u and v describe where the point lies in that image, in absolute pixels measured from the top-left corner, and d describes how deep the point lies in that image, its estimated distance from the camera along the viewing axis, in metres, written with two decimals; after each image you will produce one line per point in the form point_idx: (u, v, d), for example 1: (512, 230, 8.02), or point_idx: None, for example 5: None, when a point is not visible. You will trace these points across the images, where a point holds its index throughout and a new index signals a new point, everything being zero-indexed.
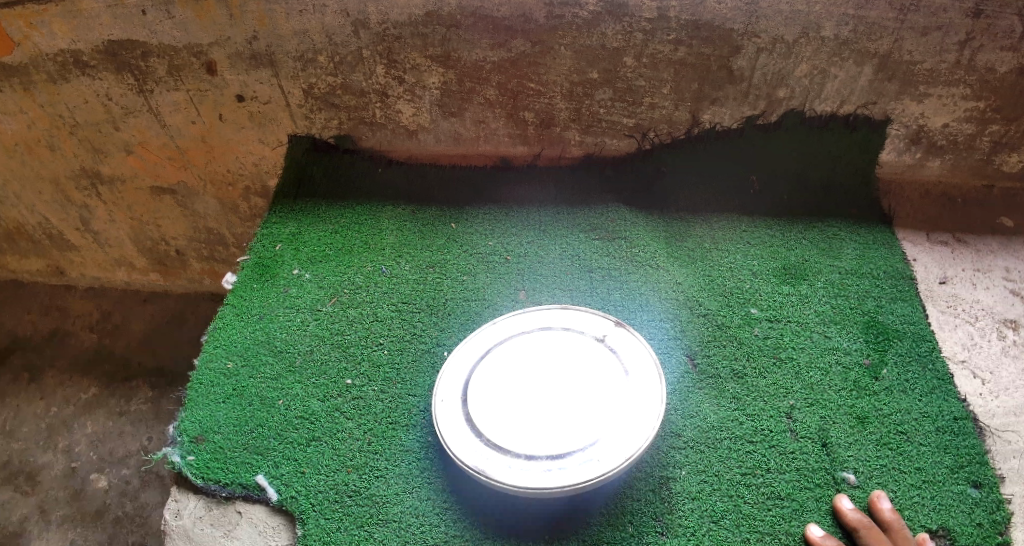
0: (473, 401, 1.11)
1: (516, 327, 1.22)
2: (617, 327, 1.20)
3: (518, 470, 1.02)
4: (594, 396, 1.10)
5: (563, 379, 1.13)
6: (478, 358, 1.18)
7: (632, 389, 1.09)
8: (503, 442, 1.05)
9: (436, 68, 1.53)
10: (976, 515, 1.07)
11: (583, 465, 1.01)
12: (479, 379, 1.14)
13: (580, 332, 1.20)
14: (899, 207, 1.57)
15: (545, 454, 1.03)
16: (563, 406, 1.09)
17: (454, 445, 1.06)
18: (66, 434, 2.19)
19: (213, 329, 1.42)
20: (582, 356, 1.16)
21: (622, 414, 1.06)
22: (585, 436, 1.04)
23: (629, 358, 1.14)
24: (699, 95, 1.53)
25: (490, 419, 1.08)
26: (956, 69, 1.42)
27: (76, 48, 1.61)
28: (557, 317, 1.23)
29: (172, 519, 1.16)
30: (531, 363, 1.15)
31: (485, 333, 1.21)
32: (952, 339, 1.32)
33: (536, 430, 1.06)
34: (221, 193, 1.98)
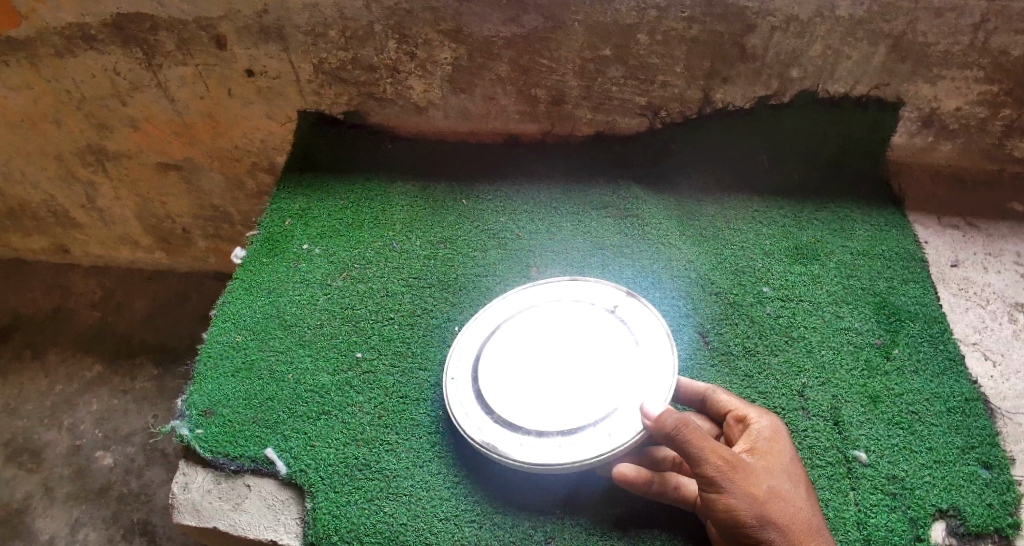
0: (483, 376, 1.11)
1: (525, 299, 1.22)
2: (628, 298, 1.19)
3: (529, 447, 1.02)
4: (604, 367, 1.09)
5: (574, 350, 1.12)
6: (487, 332, 1.19)
7: (645, 363, 1.09)
8: (512, 418, 1.05)
9: (447, 43, 1.52)
10: (986, 496, 1.08)
11: (595, 439, 1.01)
12: (489, 352, 1.14)
13: (592, 302, 1.20)
14: (911, 189, 1.56)
15: (556, 430, 1.03)
16: (572, 376, 1.09)
17: (464, 422, 1.07)
18: (71, 411, 2.18)
19: (222, 303, 1.42)
20: (593, 327, 1.15)
21: (632, 388, 1.05)
22: (595, 410, 1.04)
23: (641, 328, 1.13)
24: (711, 74, 1.52)
25: (500, 395, 1.08)
26: (970, 51, 1.41)
27: (83, 21, 1.60)
28: (566, 290, 1.23)
29: (181, 492, 1.16)
30: (541, 336, 1.15)
31: (496, 308, 1.22)
32: (963, 322, 1.32)
33: (547, 406, 1.06)
34: (228, 169, 1.96)
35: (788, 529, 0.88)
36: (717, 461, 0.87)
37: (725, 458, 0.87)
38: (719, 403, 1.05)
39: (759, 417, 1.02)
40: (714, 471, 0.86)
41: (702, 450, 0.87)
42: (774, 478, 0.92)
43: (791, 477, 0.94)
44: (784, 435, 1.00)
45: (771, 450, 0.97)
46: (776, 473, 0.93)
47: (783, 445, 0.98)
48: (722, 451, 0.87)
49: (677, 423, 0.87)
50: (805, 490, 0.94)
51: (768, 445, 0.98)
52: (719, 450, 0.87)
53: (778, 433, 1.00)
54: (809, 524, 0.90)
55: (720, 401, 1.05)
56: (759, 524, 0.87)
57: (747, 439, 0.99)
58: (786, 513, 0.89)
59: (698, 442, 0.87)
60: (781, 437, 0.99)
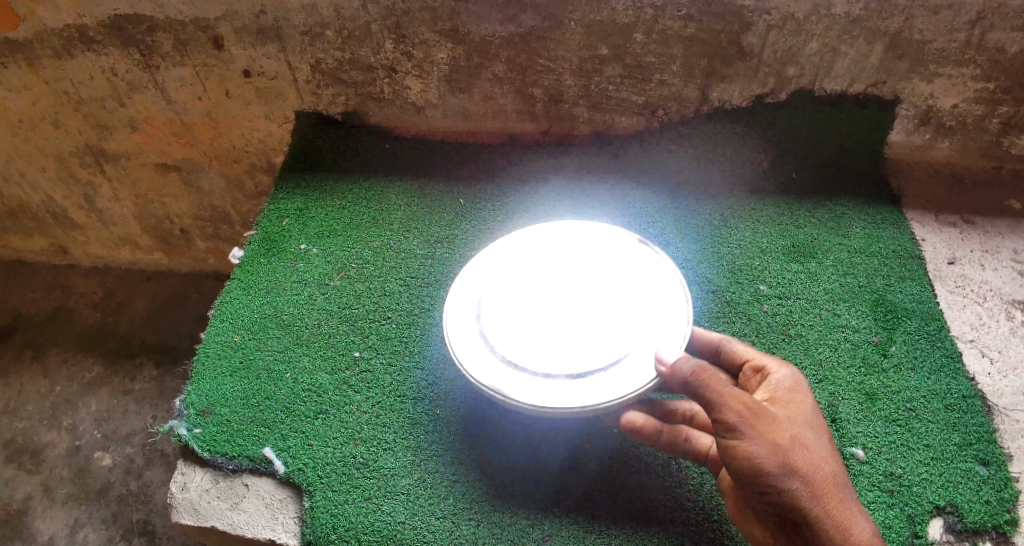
0: (487, 318, 1.09)
1: (527, 249, 1.21)
2: (637, 247, 1.19)
3: (536, 389, 1.00)
4: (611, 316, 1.08)
5: (581, 296, 1.12)
6: (489, 274, 1.16)
7: (655, 310, 1.08)
8: (519, 359, 1.03)
9: (445, 43, 1.52)
10: (985, 493, 1.08)
11: (605, 384, 1.00)
12: (492, 297, 1.13)
13: (598, 256, 1.19)
14: (908, 187, 1.55)
15: (564, 373, 1.01)
16: (579, 323, 1.08)
17: (468, 360, 1.04)
18: (71, 412, 2.17)
19: (220, 303, 1.42)
20: (602, 275, 1.15)
21: (645, 336, 1.05)
22: (605, 355, 1.02)
23: (650, 281, 1.13)
24: (708, 73, 1.52)
25: (506, 336, 1.06)
26: (967, 48, 1.41)
27: (82, 22, 1.60)
28: (570, 244, 1.22)
29: (178, 492, 1.17)
30: (547, 286, 1.14)
31: (501, 253, 1.20)
32: (960, 319, 1.32)
33: (554, 349, 1.04)
34: (227, 169, 1.97)
35: (811, 478, 0.83)
36: (737, 407, 0.83)
37: (745, 403, 0.84)
38: (735, 355, 1.04)
39: (779, 368, 0.98)
40: (733, 416, 0.83)
41: (720, 394, 0.84)
42: (797, 427, 0.87)
43: (815, 429, 0.90)
44: (806, 386, 0.96)
45: (792, 400, 0.94)
46: (799, 423, 0.89)
47: (804, 398, 0.94)
48: (741, 397, 0.84)
49: (693, 369, 0.85)
50: (830, 443, 0.89)
51: (789, 396, 0.94)
52: (739, 396, 0.84)
53: (799, 384, 0.96)
54: (832, 476, 0.85)
55: (736, 353, 1.04)
56: (781, 472, 0.82)
57: (767, 390, 0.96)
58: (809, 463, 0.84)
59: (716, 387, 0.84)
60: (802, 388, 0.95)
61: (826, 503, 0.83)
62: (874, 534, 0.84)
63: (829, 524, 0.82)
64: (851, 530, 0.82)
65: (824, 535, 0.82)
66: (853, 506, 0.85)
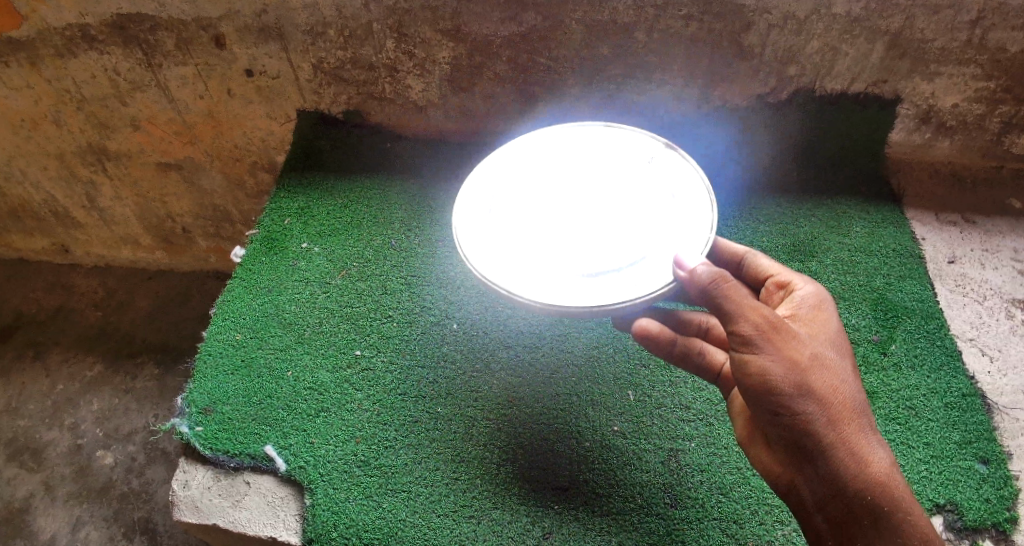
0: (497, 214, 1.01)
1: (564, 140, 1.13)
2: (665, 149, 1.08)
3: (542, 286, 0.92)
4: (629, 219, 0.99)
5: (599, 198, 1.03)
6: (512, 165, 1.09)
7: (678, 214, 0.98)
8: (527, 257, 0.95)
9: (446, 42, 1.52)
10: (984, 491, 1.12)
11: (617, 285, 0.91)
12: (505, 193, 1.04)
13: (620, 159, 1.09)
14: (908, 186, 1.56)
15: (573, 273, 0.93)
16: (587, 220, 1.00)
17: (472, 251, 0.96)
18: (72, 410, 2.17)
19: (221, 301, 1.42)
20: (623, 178, 1.05)
21: (668, 237, 0.95)
22: (619, 258, 0.94)
23: (673, 186, 1.03)
24: (709, 72, 1.52)
25: (515, 233, 0.98)
26: (967, 48, 1.41)
27: (84, 22, 1.61)
28: (590, 147, 1.12)
29: (180, 490, 1.18)
30: (562, 187, 1.05)
31: (517, 152, 1.11)
32: (960, 317, 1.33)
33: (565, 248, 0.96)
34: (228, 168, 1.97)
35: (828, 402, 0.84)
36: (757, 321, 0.82)
37: (766, 318, 0.83)
38: (760, 267, 1.06)
39: (804, 284, 1.00)
40: (752, 331, 0.82)
41: (742, 308, 0.82)
42: (818, 346, 0.88)
43: (836, 348, 0.91)
44: (830, 303, 0.97)
45: (815, 317, 0.95)
46: (818, 341, 0.90)
47: (828, 315, 0.95)
48: (762, 311, 0.83)
49: (713, 277, 0.83)
50: (851, 363, 0.91)
51: (812, 313, 0.95)
52: (760, 310, 0.83)
53: (822, 303, 0.97)
54: (850, 401, 0.87)
55: (761, 266, 1.06)
56: (798, 393, 0.83)
57: (790, 306, 0.97)
58: (825, 384, 0.85)
59: (736, 300, 0.83)
60: (826, 306, 0.96)
61: (842, 428, 0.85)
62: (889, 462, 0.86)
63: (841, 450, 0.84)
64: (863, 458, 0.85)
65: (836, 460, 0.85)
66: (867, 433, 0.87)
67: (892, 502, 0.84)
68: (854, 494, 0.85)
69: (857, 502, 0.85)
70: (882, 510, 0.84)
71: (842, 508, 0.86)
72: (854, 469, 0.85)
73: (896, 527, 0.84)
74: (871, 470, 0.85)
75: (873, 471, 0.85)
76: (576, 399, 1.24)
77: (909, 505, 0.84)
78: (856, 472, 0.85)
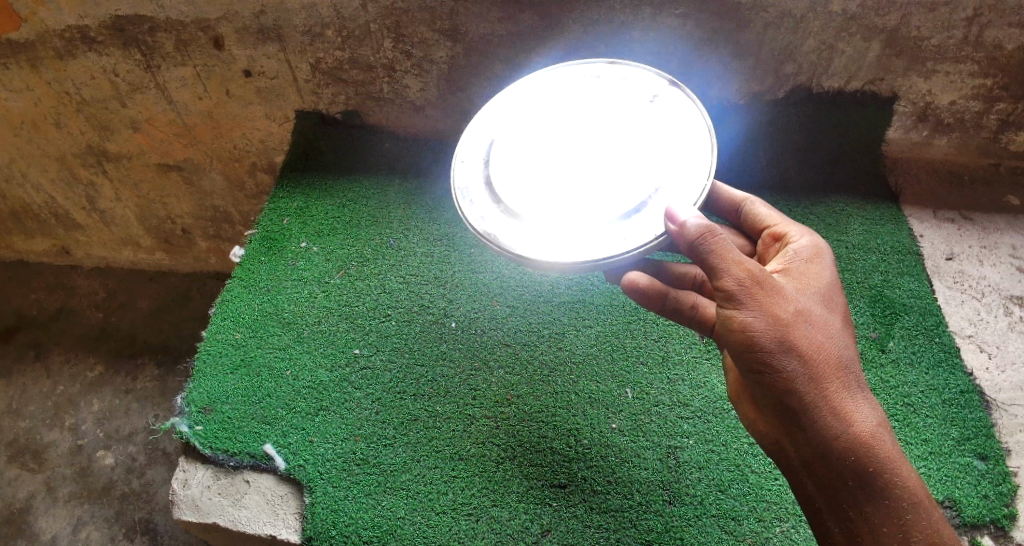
0: (495, 161, 1.00)
1: (567, 78, 1.08)
2: (670, 87, 1.01)
3: (533, 242, 0.92)
4: (628, 162, 0.95)
5: (598, 140, 0.98)
6: (513, 107, 1.05)
7: (677, 159, 0.93)
8: (520, 209, 0.94)
9: (443, 42, 1.52)
10: (983, 487, 1.13)
11: (607, 240, 0.89)
12: (504, 137, 1.02)
13: (624, 95, 1.02)
14: (906, 184, 1.55)
15: (565, 227, 0.92)
16: (586, 162, 0.96)
17: (469, 208, 0.97)
18: (73, 411, 2.18)
19: (221, 301, 1.43)
20: (625, 117, 1.00)
21: (665, 183, 0.91)
22: (612, 209, 0.91)
23: (675, 126, 0.97)
24: (706, 70, 1.52)
25: (510, 181, 0.96)
26: (964, 45, 1.41)
27: (83, 23, 1.61)
28: (592, 84, 1.06)
29: (180, 488, 1.20)
30: (560, 129, 1.00)
31: (520, 93, 1.07)
32: (958, 314, 1.34)
33: (558, 197, 0.94)
34: (228, 169, 1.97)
35: (812, 359, 0.86)
36: (742, 276, 0.84)
37: (751, 274, 0.84)
38: (757, 216, 1.06)
39: (801, 235, 0.99)
40: (735, 286, 0.84)
41: (727, 262, 0.84)
42: (806, 301, 0.89)
43: (826, 303, 0.91)
44: (827, 255, 0.97)
45: (810, 268, 0.95)
46: (807, 295, 0.90)
47: (822, 266, 0.95)
48: (748, 266, 0.84)
49: (701, 232, 0.83)
50: (841, 318, 0.91)
51: (806, 266, 0.95)
52: (745, 264, 0.84)
53: (818, 254, 0.96)
54: (837, 357, 0.88)
55: (758, 214, 1.06)
56: (780, 349, 0.85)
57: (785, 257, 0.97)
58: (809, 339, 0.86)
59: (721, 254, 0.84)
60: (822, 258, 0.96)
61: (826, 385, 0.86)
62: (877, 420, 0.87)
63: (826, 407, 0.86)
64: (849, 416, 0.86)
65: (821, 418, 0.86)
66: (856, 391, 0.88)
67: (879, 463, 0.84)
68: (839, 451, 0.86)
69: (844, 462, 0.85)
70: (869, 469, 0.85)
71: (829, 468, 0.87)
72: (839, 427, 0.85)
73: (880, 485, 0.84)
74: (854, 427, 0.86)
75: (859, 429, 0.85)
76: (574, 397, 1.24)
77: (897, 465, 0.85)
78: (843, 431, 0.85)
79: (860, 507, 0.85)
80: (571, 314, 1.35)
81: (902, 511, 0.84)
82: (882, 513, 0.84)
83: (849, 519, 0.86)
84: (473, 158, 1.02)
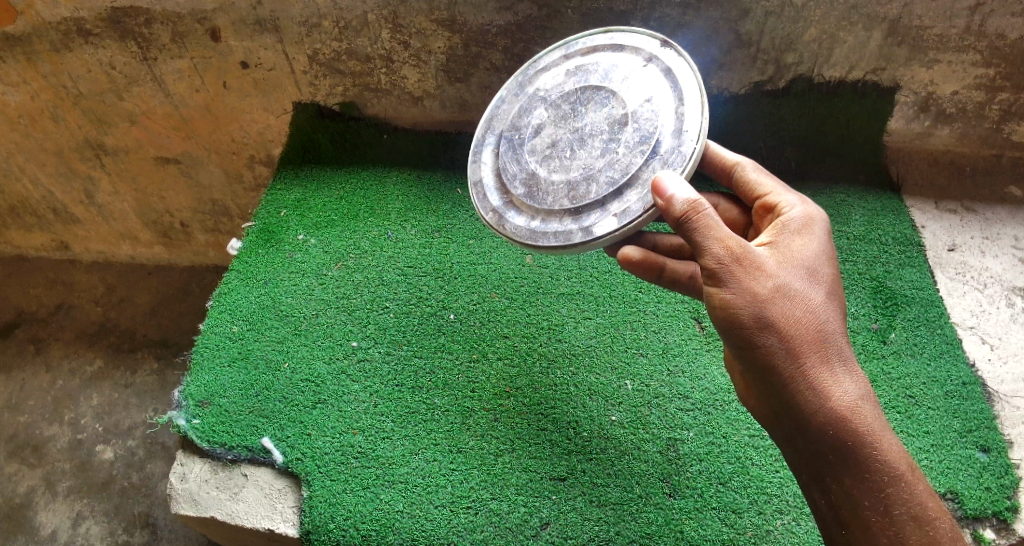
0: (504, 151, 1.07)
1: (569, 54, 1.11)
2: (665, 49, 1.01)
3: (540, 228, 1.01)
4: (624, 132, 0.98)
5: (595, 114, 1.02)
6: (523, 95, 1.12)
7: (668, 127, 0.95)
8: (527, 198, 1.02)
9: (441, 32, 1.51)
10: (985, 480, 1.12)
11: (601, 219, 0.95)
12: (513, 124, 1.09)
13: (619, 63, 1.04)
14: (908, 174, 1.54)
15: (566, 211, 0.99)
16: (585, 138, 1.01)
17: (487, 203, 1.08)
18: (72, 406, 2.17)
19: (218, 294, 1.42)
20: (620, 85, 1.02)
21: (658, 149, 0.95)
22: (607, 187, 0.96)
23: (666, 89, 0.98)
24: (705, 61, 1.51)
25: (517, 170, 1.04)
26: (966, 34, 1.40)
27: (79, 16, 1.61)
28: (589, 57, 1.08)
29: (178, 482, 1.19)
30: (562, 108, 1.05)
31: (528, 80, 1.13)
32: (960, 306, 1.33)
33: (558, 180, 1.00)
34: (226, 162, 1.96)
35: (790, 334, 0.85)
36: (721, 253, 0.84)
37: (731, 251, 0.85)
38: (748, 182, 1.02)
39: (793, 205, 0.96)
40: (715, 263, 0.85)
41: (707, 239, 0.85)
42: (787, 275, 0.87)
43: (810, 277, 0.89)
44: (819, 225, 0.94)
45: (797, 239, 0.92)
46: (789, 269, 0.89)
47: (812, 237, 0.93)
48: (728, 243, 0.85)
49: (686, 208, 0.85)
50: (826, 291, 0.89)
51: (792, 239, 0.93)
52: (727, 241, 0.85)
53: (808, 224, 0.94)
54: (817, 332, 0.87)
55: (749, 180, 1.02)
56: (757, 326, 0.85)
57: (775, 228, 0.95)
58: (790, 315, 0.85)
59: (703, 231, 0.85)
60: (812, 228, 0.94)
61: (805, 361, 0.85)
62: (859, 396, 0.85)
63: (804, 382, 0.85)
64: (827, 392, 0.85)
65: (799, 392, 0.85)
66: (837, 366, 0.86)
67: (858, 438, 0.83)
68: (820, 427, 0.85)
69: (823, 437, 0.85)
70: (849, 445, 0.84)
71: (810, 443, 0.87)
72: (818, 402, 0.85)
73: (864, 463, 0.83)
74: (833, 405, 0.85)
75: (838, 405, 0.84)
76: (574, 390, 1.23)
77: (878, 440, 0.84)
78: (821, 406, 0.85)
79: (844, 485, 0.85)
80: (571, 306, 1.34)
81: (885, 488, 0.83)
82: (864, 490, 0.83)
83: (835, 498, 0.86)
84: (492, 153, 1.11)
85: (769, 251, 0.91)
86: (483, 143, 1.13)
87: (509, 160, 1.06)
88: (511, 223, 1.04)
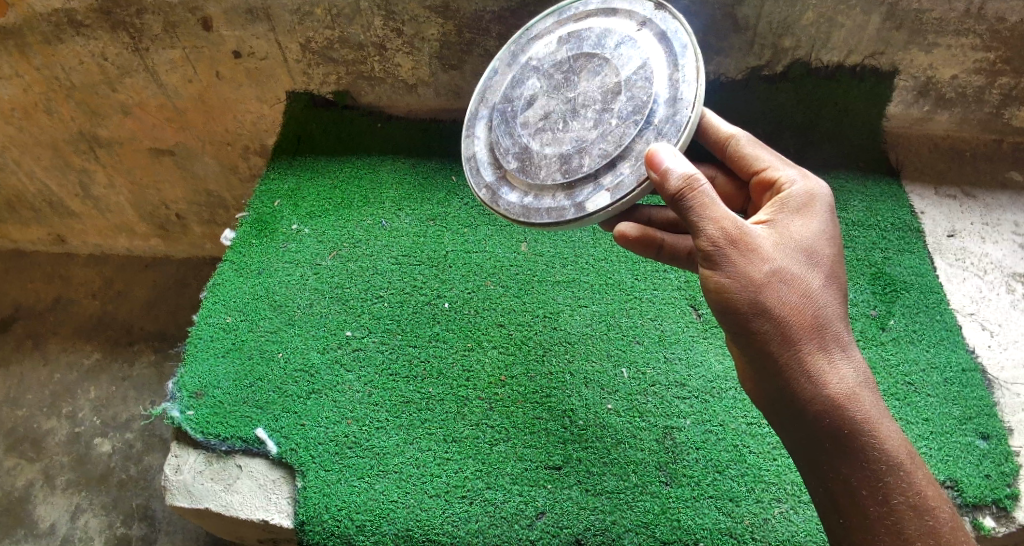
0: (497, 123, 1.06)
1: (562, 19, 1.08)
2: (660, 14, 0.99)
3: (534, 204, 1.00)
4: (618, 103, 0.97)
5: (589, 83, 1.00)
6: (516, 64, 1.10)
7: (663, 95, 0.94)
8: (520, 173, 1.01)
9: (434, 19, 1.50)
10: (984, 468, 1.11)
11: (594, 193, 0.94)
12: (506, 96, 1.07)
13: (613, 28, 1.02)
14: (908, 159, 1.52)
15: (558, 185, 0.98)
16: (578, 108, 1.00)
17: (481, 179, 1.07)
18: (70, 400, 2.17)
19: (212, 285, 1.41)
20: (614, 51, 1.00)
21: (653, 119, 0.93)
22: (601, 160, 0.95)
23: (661, 55, 0.96)
24: (702, 46, 1.50)
25: (510, 144, 1.03)
26: (966, 18, 1.38)
27: (71, 7, 1.60)
28: (583, 23, 1.06)
29: (172, 474, 1.18)
30: (556, 78, 1.03)
31: (521, 49, 1.11)
32: (960, 292, 1.32)
33: (552, 155, 0.99)
34: (220, 153, 1.95)
35: (785, 318, 0.84)
36: (716, 234, 0.83)
37: (726, 233, 0.83)
38: (746, 156, 1.01)
39: (794, 180, 0.95)
40: (710, 245, 0.83)
41: (702, 219, 0.83)
42: (784, 258, 0.86)
43: (808, 259, 0.88)
44: (821, 201, 0.93)
45: (797, 218, 0.91)
46: (786, 251, 0.87)
47: (816, 212, 0.92)
48: (723, 224, 0.83)
49: (681, 186, 0.83)
50: (825, 274, 0.88)
51: (791, 218, 0.91)
52: (722, 221, 0.83)
53: (812, 199, 0.93)
54: (814, 317, 0.85)
55: (747, 155, 1.01)
56: (753, 310, 0.84)
57: (779, 204, 0.93)
58: (786, 299, 0.84)
59: (699, 210, 0.83)
60: (815, 203, 0.93)
61: (800, 346, 0.84)
62: (856, 381, 0.84)
63: (800, 368, 0.84)
64: (823, 378, 0.84)
65: (795, 378, 0.85)
66: (833, 352, 0.85)
67: (854, 424, 0.82)
68: (818, 413, 0.84)
69: (819, 423, 0.84)
70: (845, 431, 0.83)
71: (805, 429, 0.86)
72: (813, 387, 0.84)
73: (863, 450, 0.82)
74: (830, 390, 0.83)
75: (835, 391, 0.83)
76: (569, 378, 1.22)
77: (875, 426, 0.82)
78: (817, 392, 0.84)
79: (840, 472, 0.84)
80: (567, 294, 1.33)
81: (882, 476, 0.82)
82: (861, 476, 0.82)
83: (832, 485, 0.85)
84: (485, 127, 1.10)
85: (767, 230, 0.90)
86: (476, 116, 1.12)
87: (503, 134, 1.05)
88: (505, 200, 1.03)
